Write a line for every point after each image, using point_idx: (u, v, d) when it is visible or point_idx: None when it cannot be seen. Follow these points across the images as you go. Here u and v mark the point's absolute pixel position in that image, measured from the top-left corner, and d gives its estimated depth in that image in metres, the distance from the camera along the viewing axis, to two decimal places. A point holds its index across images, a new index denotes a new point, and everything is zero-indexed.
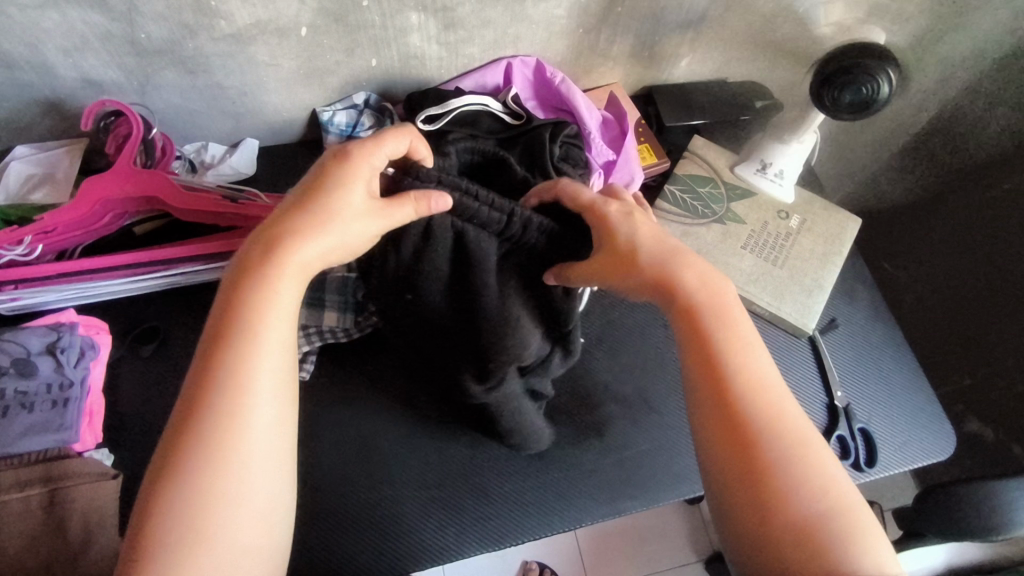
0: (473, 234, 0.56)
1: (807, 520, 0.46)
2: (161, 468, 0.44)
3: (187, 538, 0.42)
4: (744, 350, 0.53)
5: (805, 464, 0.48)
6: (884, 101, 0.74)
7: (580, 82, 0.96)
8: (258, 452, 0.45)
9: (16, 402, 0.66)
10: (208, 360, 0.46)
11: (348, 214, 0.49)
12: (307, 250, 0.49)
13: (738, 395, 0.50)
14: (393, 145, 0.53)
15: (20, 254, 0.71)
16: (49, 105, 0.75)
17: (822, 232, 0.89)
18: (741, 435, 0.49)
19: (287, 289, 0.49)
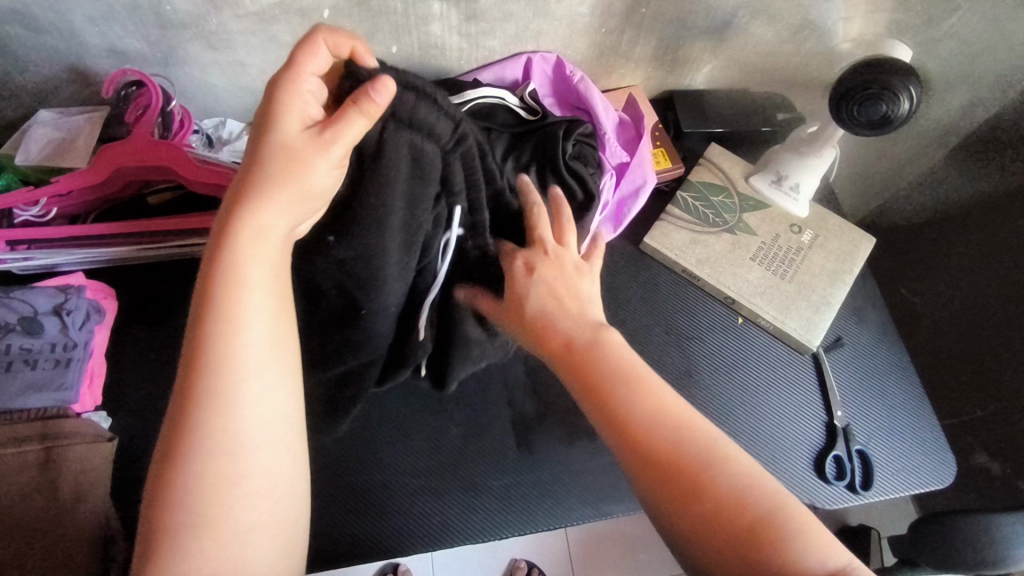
0: (429, 150, 0.52)
1: (746, 526, 0.46)
2: (164, 461, 0.45)
3: (190, 525, 0.43)
4: (642, 381, 0.53)
5: (733, 475, 0.48)
6: (903, 120, 0.72)
7: (600, 81, 0.96)
8: (252, 434, 0.46)
9: (20, 359, 0.67)
10: (191, 346, 0.45)
11: (301, 151, 0.45)
12: (268, 209, 0.46)
13: (646, 432, 0.50)
14: (313, 59, 0.47)
15: (36, 215, 0.74)
16: (75, 72, 0.77)
17: (834, 249, 0.88)
18: (665, 471, 0.49)
19: (262, 253, 0.47)
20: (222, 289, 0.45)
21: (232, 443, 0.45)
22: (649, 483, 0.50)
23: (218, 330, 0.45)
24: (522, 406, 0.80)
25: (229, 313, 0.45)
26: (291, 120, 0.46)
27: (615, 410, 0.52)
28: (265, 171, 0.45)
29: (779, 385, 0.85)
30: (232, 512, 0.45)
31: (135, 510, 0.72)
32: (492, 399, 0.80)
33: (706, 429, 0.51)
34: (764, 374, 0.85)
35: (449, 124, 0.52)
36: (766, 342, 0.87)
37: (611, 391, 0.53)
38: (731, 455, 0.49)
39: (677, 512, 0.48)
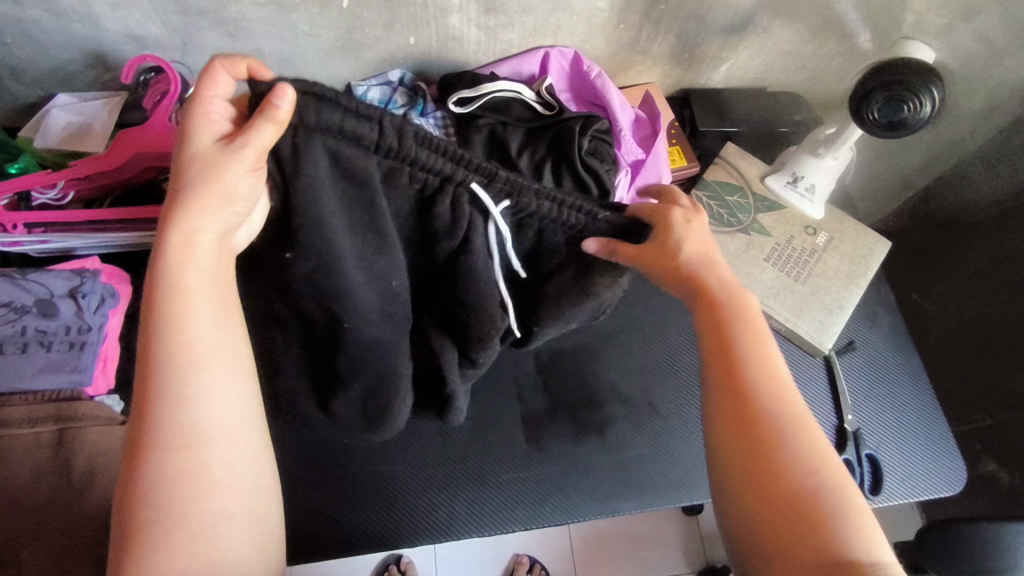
0: (349, 152, 0.45)
1: (806, 496, 0.48)
2: (128, 455, 0.45)
3: (153, 516, 0.43)
4: (758, 351, 0.54)
5: (804, 455, 0.49)
6: (923, 121, 0.71)
7: (617, 78, 0.95)
8: (209, 427, 0.46)
9: (35, 340, 0.68)
10: (142, 345, 0.45)
11: (214, 157, 0.42)
12: (202, 223, 0.44)
13: (745, 390, 0.52)
14: (215, 85, 0.44)
15: (54, 198, 0.75)
16: (95, 57, 0.77)
17: (849, 252, 0.87)
18: (749, 427, 0.51)
19: (196, 257, 0.46)
20: (168, 291, 0.45)
21: (193, 438, 0.45)
22: (727, 431, 0.52)
23: (161, 328, 0.45)
24: (531, 401, 0.80)
25: (175, 311, 0.45)
26: (202, 128, 0.43)
27: (724, 360, 0.54)
28: (181, 182, 0.43)
29: None
30: (200, 505, 0.45)
31: None
32: (502, 393, 0.80)
33: (795, 409, 0.52)
34: None
35: (379, 131, 0.45)
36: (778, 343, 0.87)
37: (724, 340, 0.54)
38: (811, 439, 0.50)
39: (741, 464, 0.50)
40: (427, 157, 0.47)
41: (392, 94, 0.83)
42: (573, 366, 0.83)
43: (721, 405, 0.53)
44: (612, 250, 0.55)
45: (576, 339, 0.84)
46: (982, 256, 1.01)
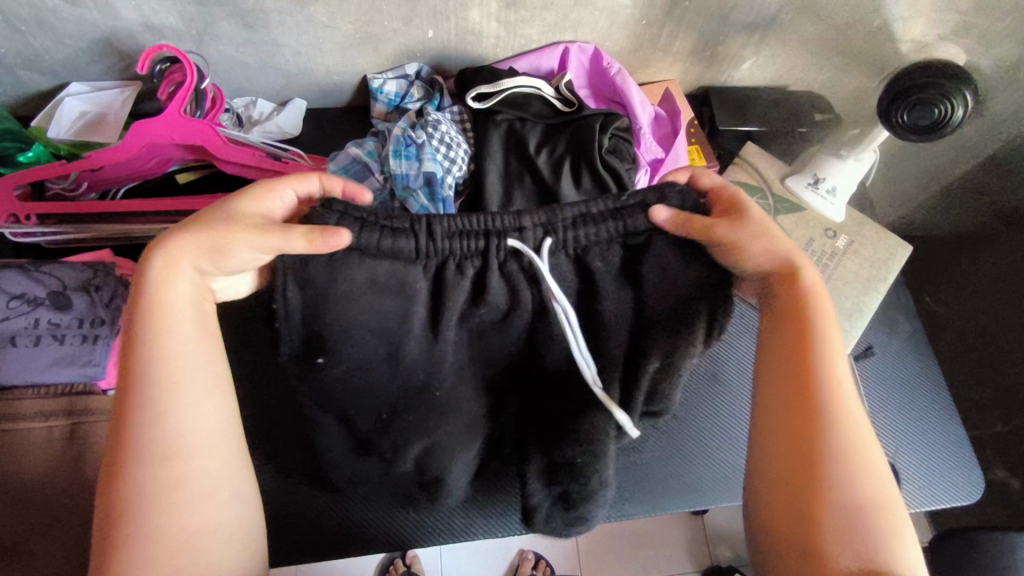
0: (385, 267, 0.53)
1: (849, 508, 0.48)
2: (110, 472, 0.47)
3: (126, 528, 0.45)
4: (827, 357, 0.53)
5: (852, 460, 0.49)
6: (954, 126, 0.70)
7: (635, 75, 0.94)
8: (184, 441, 0.48)
9: (48, 334, 0.67)
10: (126, 366, 0.49)
11: (247, 226, 0.50)
12: (192, 257, 0.51)
13: (801, 390, 0.52)
14: (296, 181, 0.55)
15: (68, 188, 0.74)
16: (109, 46, 0.76)
17: (869, 256, 0.86)
18: (799, 426, 0.51)
19: (178, 292, 0.51)
20: (149, 312, 0.50)
21: (172, 450, 0.47)
22: (776, 427, 0.53)
23: (147, 351, 0.49)
24: None
25: (157, 330, 0.50)
26: (254, 204, 0.52)
27: (787, 359, 0.54)
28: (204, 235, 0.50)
29: None
30: (182, 516, 0.46)
31: None
32: None
33: (852, 416, 0.51)
34: None
35: (415, 237, 0.53)
36: None
37: (789, 343, 0.54)
38: (863, 447, 0.50)
39: (782, 463, 0.51)
40: (456, 243, 0.54)
41: (409, 89, 0.84)
42: None
43: (776, 401, 0.53)
44: (684, 217, 0.52)
45: None
46: (1001, 261, 1.00)
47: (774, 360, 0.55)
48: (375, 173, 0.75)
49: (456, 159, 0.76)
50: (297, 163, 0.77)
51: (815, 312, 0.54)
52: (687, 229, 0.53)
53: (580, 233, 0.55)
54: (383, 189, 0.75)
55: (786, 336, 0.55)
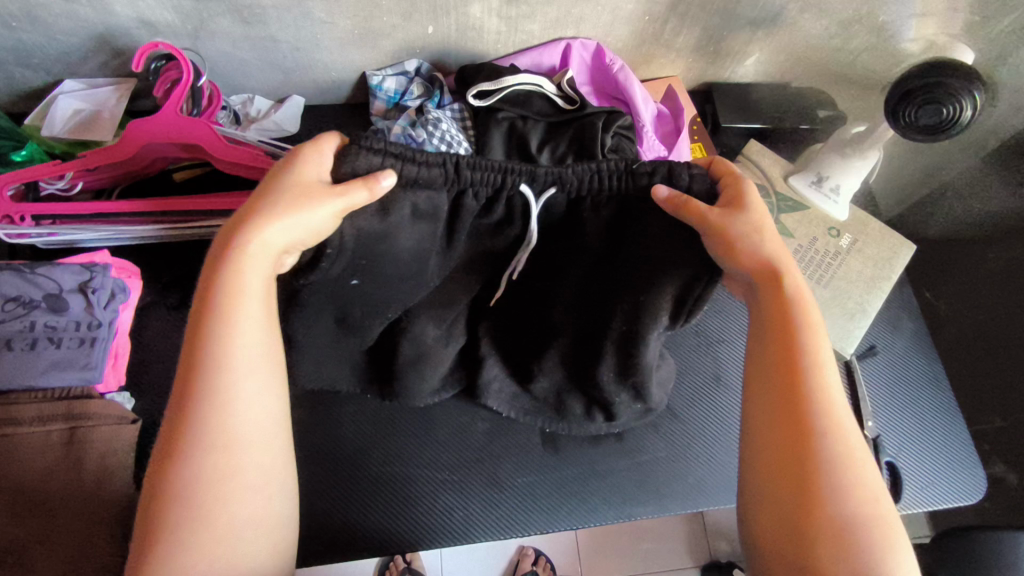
0: (422, 198, 0.54)
1: (844, 519, 0.47)
2: (162, 457, 0.46)
3: (180, 516, 0.44)
4: (816, 368, 0.52)
5: (846, 477, 0.48)
6: (961, 127, 0.69)
7: (638, 71, 0.93)
8: (242, 433, 0.47)
9: (45, 336, 0.66)
10: (192, 349, 0.48)
11: (312, 191, 0.49)
12: (270, 228, 0.49)
13: (792, 405, 0.51)
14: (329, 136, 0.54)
15: (63, 188, 0.73)
16: (104, 42, 0.74)
17: (873, 255, 0.85)
18: (792, 444, 0.50)
19: (254, 269, 0.49)
20: (223, 290, 0.49)
21: (236, 437, 0.47)
22: (769, 445, 0.51)
23: (217, 332, 0.48)
24: None
25: (228, 315, 0.48)
26: (310, 169, 0.51)
27: (775, 370, 0.53)
28: (268, 210, 0.49)
29: None
30: (229, 509, 0.46)
31: None
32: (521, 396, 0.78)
33: (843, 432, 0.50)
34: None
35: (444, 168, 0.54)
36: None
37: (779, 354, 0.53)
38: (859, 461, 0.49)
39: (774, 471, 0.50)
40: (474, 175, 0.55)
41: (410, 85, 0.83)
42: None
43: (768, 417, 0.52)
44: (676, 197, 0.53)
45: None
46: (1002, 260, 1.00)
47: (765, 372, 0.54)
48: None
49: None
50: None
51: (802, 320, 0.53)
52: (679, 209, 0.53)
53: (585, 182, 0.57)
54: None
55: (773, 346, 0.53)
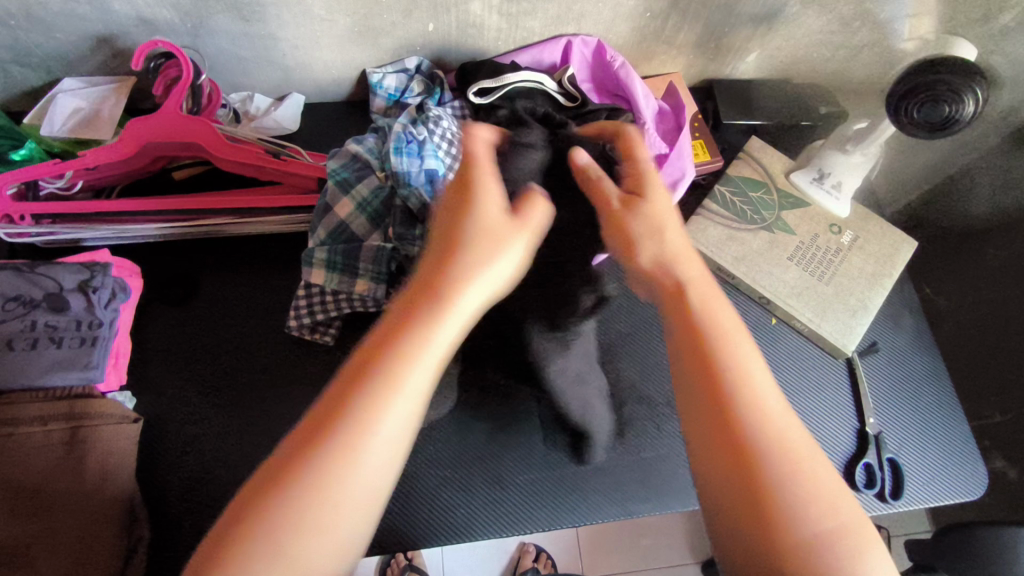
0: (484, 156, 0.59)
1: (807, 542, 0.43)
2: (276, 474, 0.41)
3: (292, 541, 0.39)
4: (736, 373, 0.49)
5: (801, 485, 0.45)
6: (964, 122, 0.68)
7: (638, 68, 0.93)
8: (372, 482, 0.42)
9: (45, 336, 0.66)
10: (362, 367, 0.44)
11: (503, 232, 0.53)
12: (473, 263, 0.50)
13: (723, 425, 0.47)
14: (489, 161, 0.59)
15: (62, 187, 0.72)
16: (103, 41, 0.74)
17: (874, 251, 0.85)
18: (738, 468, 0.46)
19: (455, 306, 0.48)
20: (418, 319, 0.46)
21: (389, 471, 0.43)
22: (717, 476, 0.47)
23: (398, 355, 0.45)
24: None
25: (413, 346, 0.45)
26: (490, 209, 0.53)
27: (699, 391, 0.49)
28: (463, 249, 0.51)
29: (810, 388, 0.83)
30: (316, 554, 0.40)
31: (155, 493, 0.70)
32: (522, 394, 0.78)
33: (782, 435, 0.47)
34: (799, 378, 0.84)
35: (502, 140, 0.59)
36: (798, 343, 0.85)
37: (697, 371, 0.50)
38: (808, 460, 0.46)
39: (730, 500, 0.46)
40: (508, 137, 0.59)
41: (410, 83, 0.83)
42: None
43: (705, 444, 0.48)
44: (582, 163, 0.60)
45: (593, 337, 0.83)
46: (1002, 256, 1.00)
47: (690, 394, 0.50)
48: (376, 169, 0.73)
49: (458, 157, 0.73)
50: (298, 161, 0.75)
51: (711, 326, 0.51)
52: (587, 175, 0.60)
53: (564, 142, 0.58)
54: (382, 186, 0.73)
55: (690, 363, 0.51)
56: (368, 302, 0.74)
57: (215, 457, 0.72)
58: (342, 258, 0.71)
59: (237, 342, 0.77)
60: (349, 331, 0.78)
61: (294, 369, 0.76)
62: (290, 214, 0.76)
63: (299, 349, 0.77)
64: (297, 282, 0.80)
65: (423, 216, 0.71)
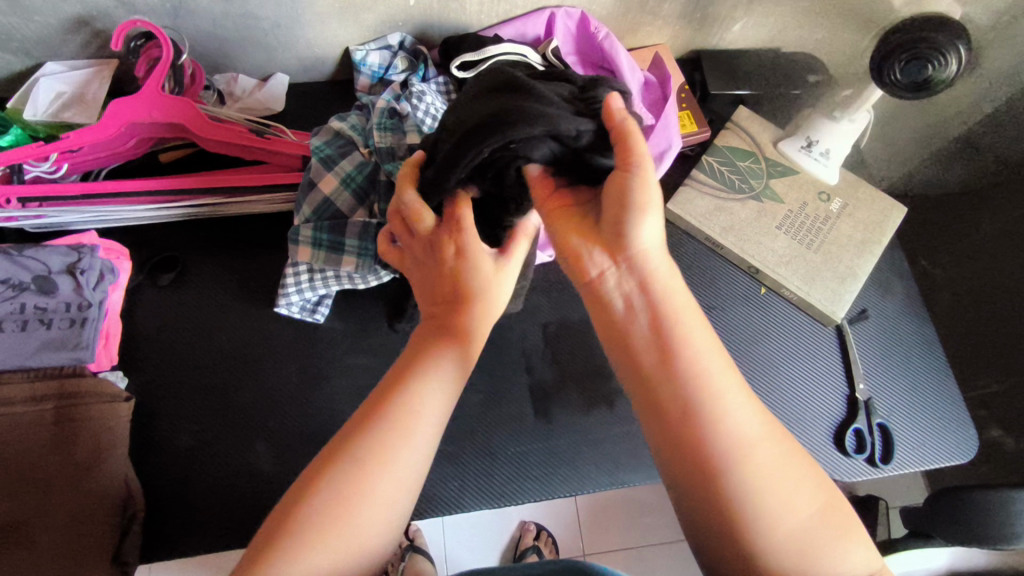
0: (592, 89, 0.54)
1: (765, 540, 0.43)
2: (342, 443, 0.45)
3: (346, 500, 0.43)
4: (701, 376, 0.46)
5: (775, 484, 0.44)
6: (944, 80, 0.69)
7: (624, 40, 0.92)
8: (415, 462, 0.45)
9: (35, 317, 0.67)
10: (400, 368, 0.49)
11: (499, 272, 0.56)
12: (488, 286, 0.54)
13: (689, 438, 0.46)
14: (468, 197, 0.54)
15: (47, 171, 0.72)
16: (83, 24, 0.73)
17: (863, 219, 0.84)
18: (699, 478, 0.45)
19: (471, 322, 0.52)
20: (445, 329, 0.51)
21: (415, 487, 0.46)
22: (684, 485, 0.46)
23: (419, 385, 0.48)
24: (539, 373, 0.79)
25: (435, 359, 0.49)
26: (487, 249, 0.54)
27: (663, 397, 0.47)
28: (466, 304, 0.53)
29: (800, 356, 0.84)
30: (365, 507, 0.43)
31: (149, 473, 0.71)
32: (509, 367, 0.79)
33: (749, 434, 0.45)
34: (786, 346, 0.84)
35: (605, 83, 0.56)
36: (788, 312, 0.86)
37: (658, 380, 0.47)
38: (779, 455, 0.45)
39: (693, 499, 0.46)
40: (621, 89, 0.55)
41: (393, 60, 0.83)
42: (582, 336, 0.82)
43: (673, 456, 0.47)
44: (623, 115, 0.47)
45: (583, 310, 0.83)
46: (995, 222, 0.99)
47: (657, 409, 0.47)
48: (359, 146, 0.74)
49: None
50: (281, 139, 0.75)
51: (677, 323, 0.48)
52: (619, 125, 0.47)
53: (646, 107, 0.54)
54: (366, 162, 0.73)
55: (653, 372, 0.47)
56: (356, 278, 0.74)
57: (208, 436, 0.72)
58: (327, 236, 0.71)
59: (227, 321, 0.78)
60: (338, 308, 0.79)
61: (284, 348, 0.77)
62: (277, 192, 0.76)
63: (288, 328, 0.78)
64: (286, 261, 0.80)
65: None
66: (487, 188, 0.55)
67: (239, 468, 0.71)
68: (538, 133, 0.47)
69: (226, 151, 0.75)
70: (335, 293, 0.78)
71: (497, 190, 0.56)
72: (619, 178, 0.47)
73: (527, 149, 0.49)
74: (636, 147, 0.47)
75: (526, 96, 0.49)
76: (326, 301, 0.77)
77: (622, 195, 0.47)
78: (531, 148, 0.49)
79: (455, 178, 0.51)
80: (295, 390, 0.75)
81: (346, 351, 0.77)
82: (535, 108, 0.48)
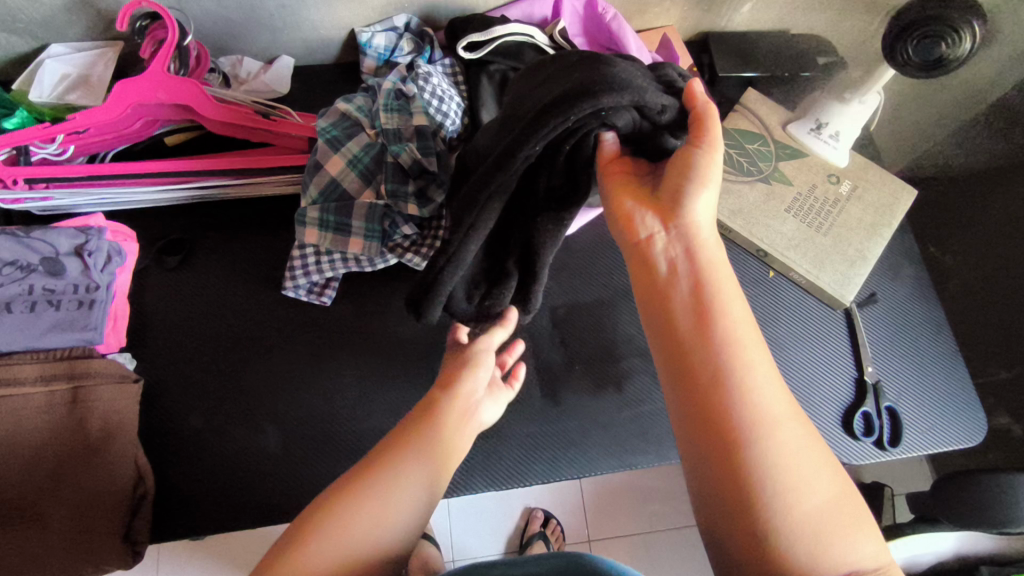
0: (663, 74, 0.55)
1: (773, 517, 0.44)
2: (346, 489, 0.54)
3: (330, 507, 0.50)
4: (735, 344, 0.48)
5: (794, 464, 0.45)
6: (960, 58, 0.68)
7: (633, 22, 0.91)
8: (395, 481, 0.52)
9: (44, 299, 0.67)
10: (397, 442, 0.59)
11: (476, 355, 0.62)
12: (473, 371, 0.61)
13: (716, 408, 0.47)
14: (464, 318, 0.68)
15: (54, 152, 0.72)
16: (88, 5, 0.73)
17: (873, 202, 0.83)
18: (716, 445, 0.46)
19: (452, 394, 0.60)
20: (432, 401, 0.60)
21: (400, 497, 0.51)
22: (701, 455, 0.47)
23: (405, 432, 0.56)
24: (547, 356, 0.79)
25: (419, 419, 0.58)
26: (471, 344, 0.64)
27: (698, 362, 0.48)
28: (471, 365, 0.61)
29: (809, 339, 0.84)
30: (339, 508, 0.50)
31: (158, 453, 0.71)
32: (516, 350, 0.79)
33: (774, 409, 0.47)
34: (795, 330, 0.84)
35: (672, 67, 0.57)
36: (796, 296, 0.85)
37: (692, 347, 0.49)
38: (802, 436, 0.46)
39: (708, 471, 0.47)
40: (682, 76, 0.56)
41: (399, 42, 0.81)
42: (589, 320, 0.81)
43: (693, 420, 0.48)
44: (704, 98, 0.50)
45: (590, 293, 0.82)
46: None
47: (685, 376, 0.49)
48: (365, 127, 0.73)
49: (449, 113, 0.73)
50: (288, 121, 0.75)
51: (714, 294, 0.50)
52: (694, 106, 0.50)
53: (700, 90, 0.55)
54: (373, 144, 0.73)
55: (689, 339, 0.49)
56: (362, 261, 0.74)
57: (216, 418, 0.73)
58: (334, 218, 0.71)
59: (234, 304, 0.78)
60: (344, 292, 0.79)
61: (291, 330, 0.77)
62: (284, 174, 0.75)
63: (295, 310, 0.78)
64: (292, 244, 0.80)
65: (416, 173, 0.71)
66: (557, 179, 0.55)
67: (246, 450, 0.71)
68: (625, 103, 0.46)
69: (231, 133, 0.74)
70: (342, 276, 0.78)
71: (565, 181, 0.56)
72: (687, 151, 0.50)
73: (612, 118, 0.47)
74: (708, 128, 0.50)
75: (604, 67, 0.48)
76: (332, 285, 0.77)
77: (686, 166, 0.50)
78: (609, 119, 0.47)
79: (528, 156, 0.48)
80: (302, 373, 0.75)
81: (351, 334, 0.77)
82: (617, 76, 0.47)
